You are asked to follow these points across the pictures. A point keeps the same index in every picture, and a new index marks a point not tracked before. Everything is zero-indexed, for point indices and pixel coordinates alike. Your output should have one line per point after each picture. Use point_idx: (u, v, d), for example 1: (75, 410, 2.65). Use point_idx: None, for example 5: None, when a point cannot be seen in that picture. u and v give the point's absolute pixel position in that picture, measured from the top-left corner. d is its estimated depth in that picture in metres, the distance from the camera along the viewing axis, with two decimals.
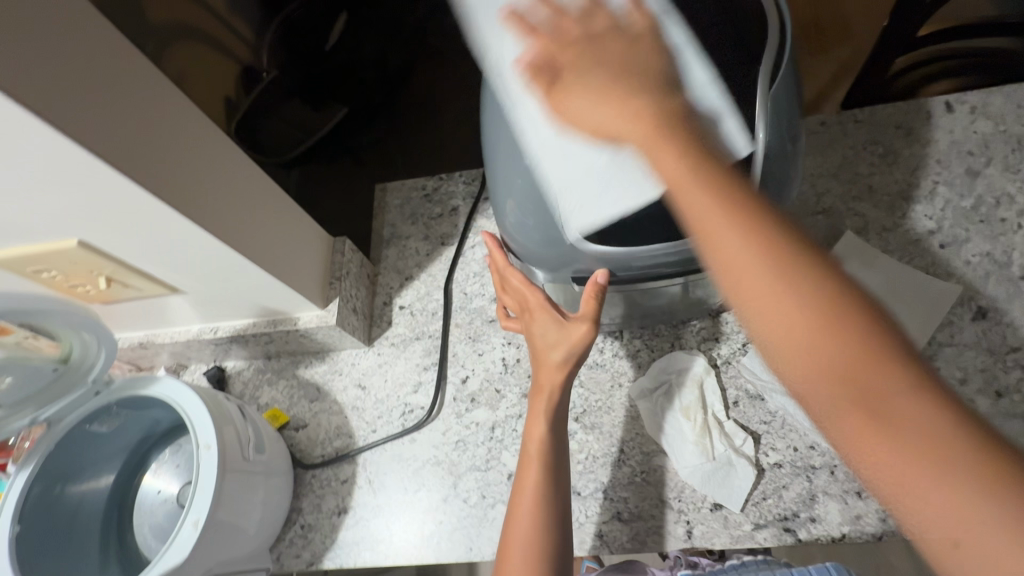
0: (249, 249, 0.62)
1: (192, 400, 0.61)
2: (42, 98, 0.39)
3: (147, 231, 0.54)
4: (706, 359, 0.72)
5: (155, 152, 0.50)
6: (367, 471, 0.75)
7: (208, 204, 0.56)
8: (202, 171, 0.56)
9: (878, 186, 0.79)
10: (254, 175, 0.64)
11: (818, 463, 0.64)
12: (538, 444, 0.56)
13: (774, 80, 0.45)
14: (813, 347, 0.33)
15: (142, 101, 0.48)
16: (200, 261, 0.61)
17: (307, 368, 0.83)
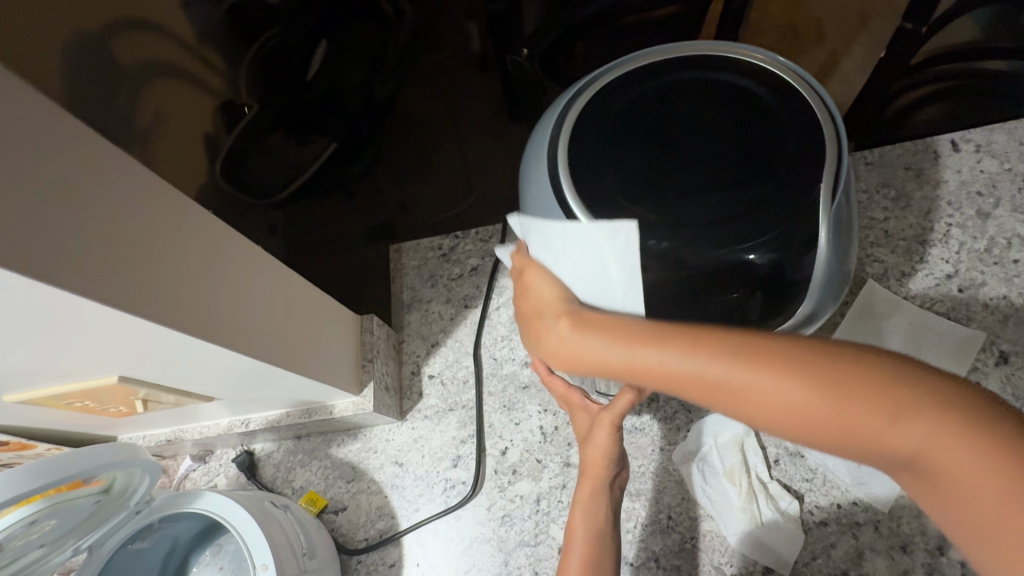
0: (280, 357, 0.60)
1: (241, 516, 0.59)
2: (69, 269, 0.36)
3: (185, 359, 0.52)
4: (744, 419, 0.73)
5: (181, 284, 0.47)
6: (414, 553, 0.74)
7: (233, 324, 0.53)
8: (223, 290, 0.53)
9: (894, 231, 0.81)
10: (275, 275, 0.62)
11: (862, 519, 0.66)
12: (582, 534, 0.56)
13: (834, 196, 0.46)
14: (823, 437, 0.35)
15: (159, 231, 0.46)
16: (237, 374, 0.59)
17: (340, 447, 0.82)
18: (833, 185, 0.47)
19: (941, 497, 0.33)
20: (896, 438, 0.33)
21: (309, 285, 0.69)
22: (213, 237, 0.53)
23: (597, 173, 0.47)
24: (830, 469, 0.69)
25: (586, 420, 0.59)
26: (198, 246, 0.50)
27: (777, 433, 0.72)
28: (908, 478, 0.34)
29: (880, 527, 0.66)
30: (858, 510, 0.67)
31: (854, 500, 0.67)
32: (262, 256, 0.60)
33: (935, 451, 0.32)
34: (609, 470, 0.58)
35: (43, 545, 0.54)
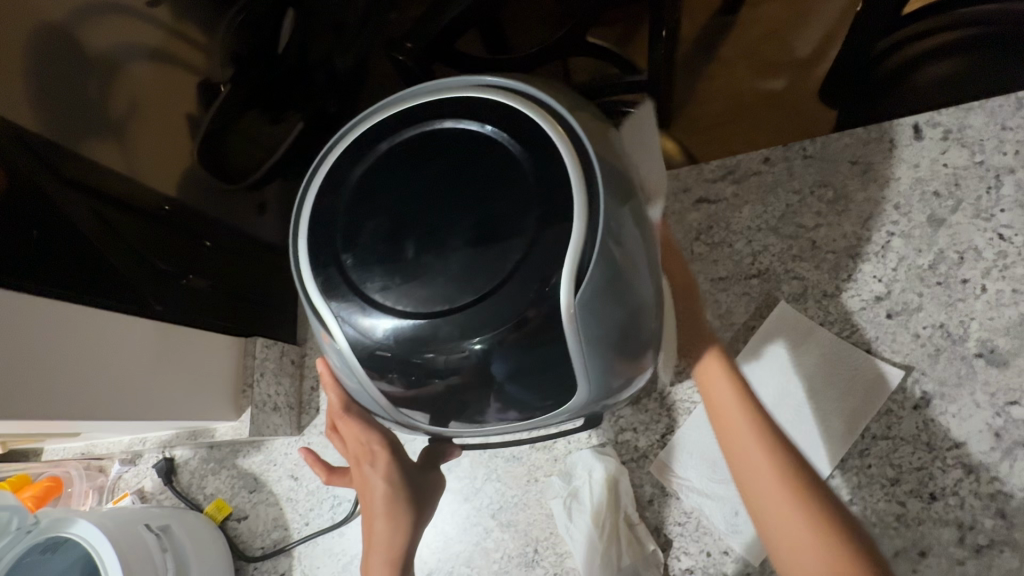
0: (163, 408, 0.68)
1: (104, 546, 0.63)
2: None
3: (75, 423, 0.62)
4: (619, 455, 0.69)
5: (52, 378, 0.57)
6: (302, 564, 0.78)
7: (83, 395, 0.60)
8: (49, 362, 0.57)
9: (822, 241, 0.70)
10: (130, 328, 0.66)
11: (730, 570, 0.62)
12: None
13: (584, 280, 0.38)
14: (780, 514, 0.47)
15: (27, 340, 0.55)
16: (130, 424, 0.68)
17: (246, 458, 0.85)
18: (580, 263, 0.38)
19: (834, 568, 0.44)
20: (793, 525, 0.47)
21: (177, 327, 0.72)
22: (41, 308, 0.57)
23: (338, 244, 0.41)
24: (705, 514, 0.64)
25: (399, 475, 0.50)
26: (78, 338, 0.60)
27: (654, 471, 0.67)
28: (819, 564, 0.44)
29: None
30: (727, 560, 0.62)
31: (725, 549, 0.63)
32: (114, 314, 0.65)
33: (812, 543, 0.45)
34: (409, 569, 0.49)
35: None
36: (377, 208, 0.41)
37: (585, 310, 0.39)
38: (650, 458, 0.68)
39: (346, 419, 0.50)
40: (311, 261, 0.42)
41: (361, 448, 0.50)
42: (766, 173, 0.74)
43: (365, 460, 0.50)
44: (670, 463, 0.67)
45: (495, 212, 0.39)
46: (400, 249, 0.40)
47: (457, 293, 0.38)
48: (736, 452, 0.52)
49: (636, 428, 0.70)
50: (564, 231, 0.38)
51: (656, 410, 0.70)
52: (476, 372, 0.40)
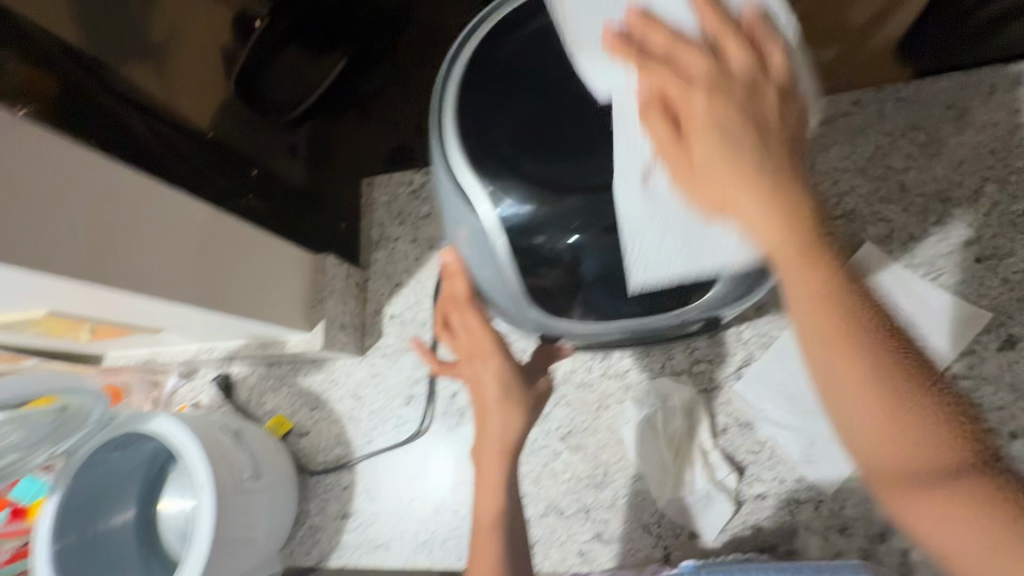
0: (247, 307, 0.67)
1: (185, 439, 0.64)
2: (21, 250, 0.46)
3: (170, 312, 0.62)
4: (696, 385, 0.69)
5: (149, 256, 0.56)
6: (365, 478, 0.79)
7: (174, 278, 0.59)
8: (149, 242, 0.56)
9: (912, 184, 0.69)
10: (224, 231, 0.65)
11: (803, 497, 0.63)
12: (494, 512, 0.53)
13: None
14: (844, 378, 0.38)
15: (130, 217, 0.55)
16: (217, 323, 0.68)
17: (307, 377, 0.86)
18: None
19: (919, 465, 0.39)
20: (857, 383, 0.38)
21: (267, 237, 0.71)
22: (149, 199, 0.57)
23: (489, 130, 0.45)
24: (780, 444, 0.65)
25: (508, 370, 0.53)
26: (174, 223, 0.59)
27: (730, 401, 0.68)
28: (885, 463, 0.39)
29: (821, 507, 0.63)
30: (801, 488, 0.64)
31: (799, 477, 0.64)
32: (213, 216, 0.64)
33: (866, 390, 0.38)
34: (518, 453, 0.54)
35: (18, 449, 0.61)
36: (526, 96, 0.45)
37: None
38: (725, 388, 0.69)
39: (463, 315, 0.54)
40: (461, 140, 0.45)
41: (475, 342, 0.53)
42: (856, 115, 0.73)
43: (478, 355, 0.53)
44: (746, 394, 0.68)
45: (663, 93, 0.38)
46: (554, 135, 0.44)
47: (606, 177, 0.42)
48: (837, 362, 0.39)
49: (712, 360, 0.70)
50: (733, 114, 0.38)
51: (733, 344, 0.70)
52: None
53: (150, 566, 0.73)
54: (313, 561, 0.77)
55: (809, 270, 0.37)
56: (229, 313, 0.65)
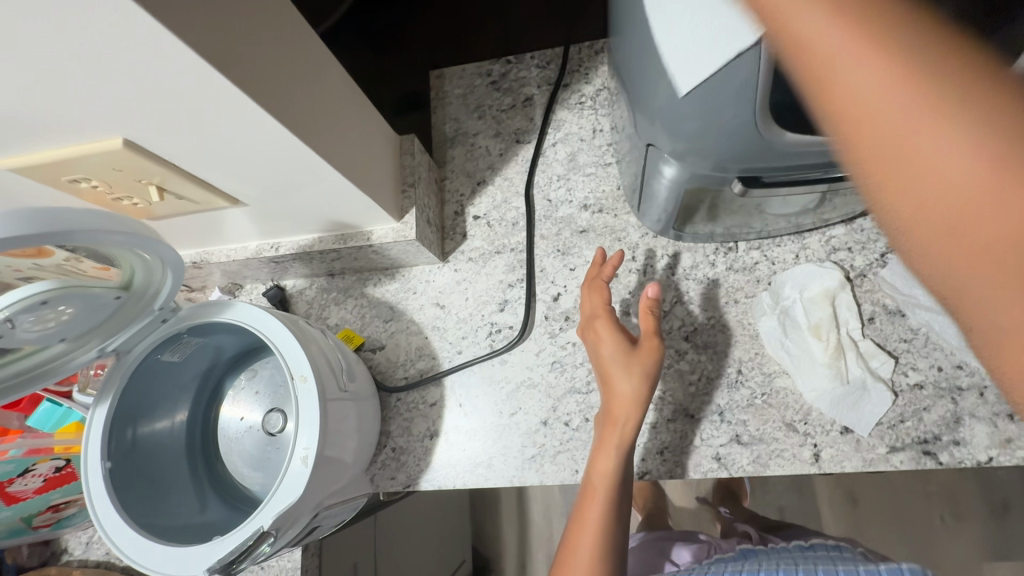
0: (362, 182, 0.57)
1: (276, 327, 0.53)
2: (208, 43, 0.35)
3: (295, 177, 0.52)
4: (840, 272, 0.64)
5: (300, 98, 0.46)
6: (456, 394, 0.70)
7: (318, 132, 0.49)
8: (298, 76, 0.46)
9: None
10: (334, 75, 0.52)
11: (965, 384, 0.58)
12: (604, 477, 0.58)
13: None
14: (860, 91, 0.21)
15: (288, 45, 0.44)
16: (312, 199, 0.57)
17: (377, 286, 0.75)
18: None
19: (994, 318, 0.20)
20: (930, 142, 0.20)
21: (365, 100, 0.59)
22: (278, 6, 0.43)
23: None
24: (936, 330, 0.60)
25: (616, 337, 0.61)
26: (316, 69, 0.49)
27: (876, 289, 0.63)
28: (984, 324, 0.20)
29: (986, 393, 0.58)
30: (962, 374, 0.59)
31: (959, 364, 0.59)
32: (325, 54, 0.51)
33: (947, 170, 0.19)
34: (636, 416, 0.58)
35: (66, 339, 0.50)
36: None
37: None
38: (870, 276, 0.63)
39: (594, 287, 0.65)
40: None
41: (592, 310, 0.63)
42: None
43: (593, 322, 0.63)
44: (895, 280, 0.62)
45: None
46: None
47: None
48: (865, 116, 0.21)
49: (851, 247, 0.65)
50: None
51: (873, 230, 0.64)
52: None
53: (203, 490, 0.64)
54: (400, 487, 0.68)
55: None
56: (341, 175, 0.53)
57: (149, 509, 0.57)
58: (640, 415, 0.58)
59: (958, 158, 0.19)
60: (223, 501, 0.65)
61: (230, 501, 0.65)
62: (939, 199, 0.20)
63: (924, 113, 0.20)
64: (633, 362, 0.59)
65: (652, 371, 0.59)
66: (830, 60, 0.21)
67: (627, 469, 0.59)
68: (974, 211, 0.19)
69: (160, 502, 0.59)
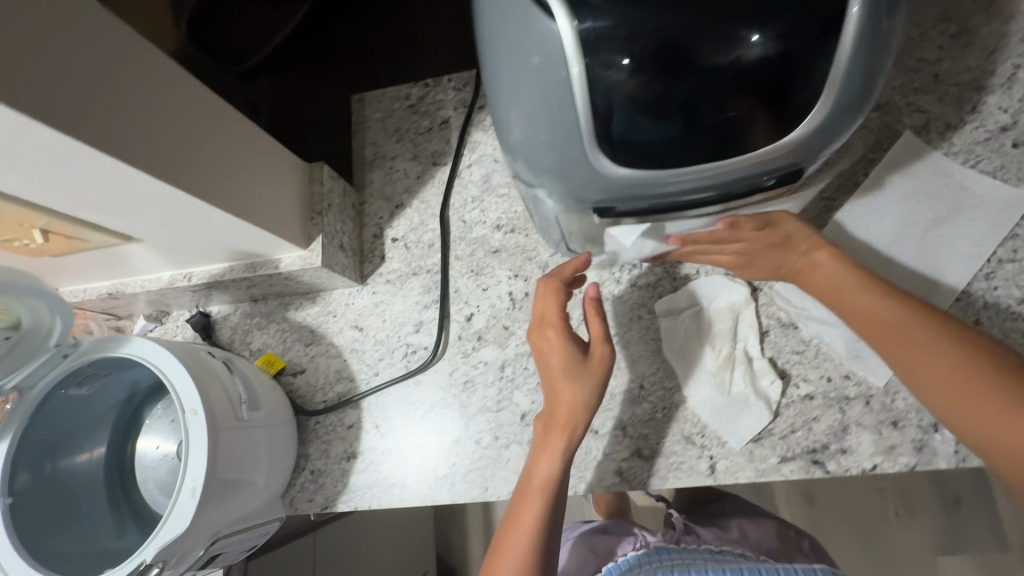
0: (258, 217, 0.58)
1: (170, 363, 0.54)
2: (41, 104, 0.36)
3: (180, 215, 0.53)
4: (747, 287, 0.64)
5: (173, 144, 0.47)
6: (373, 416, 0.71)
7: (199, 173, 0.50)
8: (171, 123, 0.47)
9: (946, 74, 0.67)
10: (218, 112, 0.53)
11: (853, 394, 0.60)
12: (540, 482, 0.57)
13: None
14: (930, 363, 0.48)
15: (157, 95, 0.46)
16: (207, 234, 0.58)
17: (298, 310, 0.77)
18: None
19: (986, 413, 0.45)
20: (970, 375, 0.46)
21: (263, 135, 0.60)
22: (143, 52, 0.45)
23: None
24: (826, 341, 0.62)
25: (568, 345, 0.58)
26: (197, 113, 0.50)
27: (772, 302, 0.64)
28: (958, 405, 0.47)
29: (871, 402, 0.60)
30: (850, 384, 0.60)
31: (847, 374, 0.61)
32: (209, 94, 0.52)
33: (949, 359, 0.48)
34: (581, 424, 0.57)
35: None
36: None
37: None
38: (767, 289, 0.65)
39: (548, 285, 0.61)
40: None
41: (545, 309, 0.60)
42: None
43: (544, 322, 0.60)
44: (789, 293, 0.64)
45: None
46: None
47: None
48: (921, 362, 0.49)
49: None
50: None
51: None
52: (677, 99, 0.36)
53: (122, 513, 0.65)
54: (318, 509, 0.69)
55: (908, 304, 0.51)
56: (228, 213, 0.54)
57: (59, 543, 0.58)
58: (584, 423, 0.57)
59: (959, 369, 0.47)
60: (142, 529, 0.65)
61: (149, 529, 0.65)
62: (971, 381, 0.46)
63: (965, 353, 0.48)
64: (586, 375, 0.57)
65: (601, 377, 0.58)
66: (917, 353, 0.49)
67: (566, 472, 0.58)
68: (944, 374, 0.48)
69: (73, 534, 0.59)
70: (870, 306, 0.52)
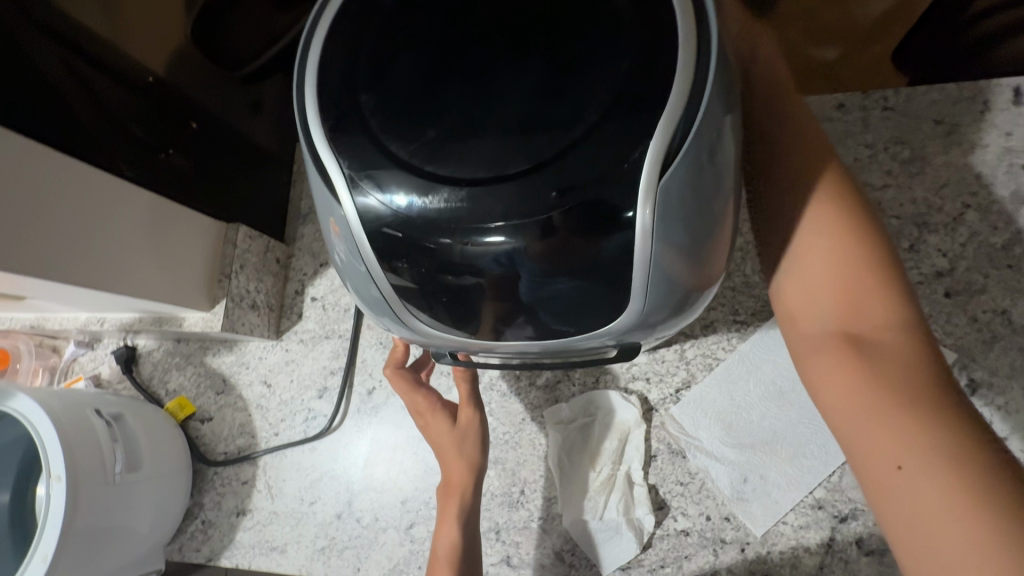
0: (147, 287, 0.60)
1: (42, 426, 0.56)
2: None
3: (58, 288, 0.54)
4: (640, 407, 0.63)
5: (36, 234, 0.49)
6: (266, 475, 0.72)
7: (67, 255, 0.52)
8: (35, 212, 0.48)
9: (888, 204, 0.62)
10: (100, 191, 0.54)
11: (729, 538, 0.58)
12: (448, 547, 0.50)
13: (674, 164, 0.33)
14: (884, 439, 0.35)
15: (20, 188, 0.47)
16: (98, 300, 0.60)
17: (215, 356, 0.78)
18: (669, 152, 0.32)
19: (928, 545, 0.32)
20: (930, 478, 0.33)
21: (162, 204, 0.61)
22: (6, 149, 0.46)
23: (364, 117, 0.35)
24: (711, 477, 0.59)
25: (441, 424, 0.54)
26: (71, 196, 0.52)
27: (664, 426, 0.62)
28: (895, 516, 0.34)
29: (746, 550, 0.57)
30: (728, 527, 0.58)
31: (727, 515, 0.58)
32: (92, 177, 0.54)
33: (920, 446, 0.34)
34: (471, 481, 0.52)
35: None
36: (428, 36, 0.36)
37: (670, 200, 0.33)
38: (662, 411, 0.63)
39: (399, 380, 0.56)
40: (323, 116, 0.36)
41: (410, 403, 0.56)
42: (836, 122, 0.65)
43: (417, 414, 0.56)
44: (682, 420, 0.61)
45: (583, 88, 0.33)
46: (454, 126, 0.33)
47: (506, 161, 0.32)
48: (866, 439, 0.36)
49: (649, 378, 0.64)
50: (654, 107, 0.32)
51: (674, 362, 0.64)
52: (477, 283, 0.35)
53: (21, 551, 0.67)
54: (202, 559, 0.71)
55: (892, 356, 0.37)
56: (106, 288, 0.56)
57: None
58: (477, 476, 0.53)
59: (907, 457, 0.34)
60: None
61: None
62: (924, 486, 0.33)
63: (934, 443, 0.33)
64: (462, 437, 0.54)
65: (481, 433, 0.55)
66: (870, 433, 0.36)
67: (473, 532, 0.52)
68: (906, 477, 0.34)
69: None
70: (839, 347, 0.39)
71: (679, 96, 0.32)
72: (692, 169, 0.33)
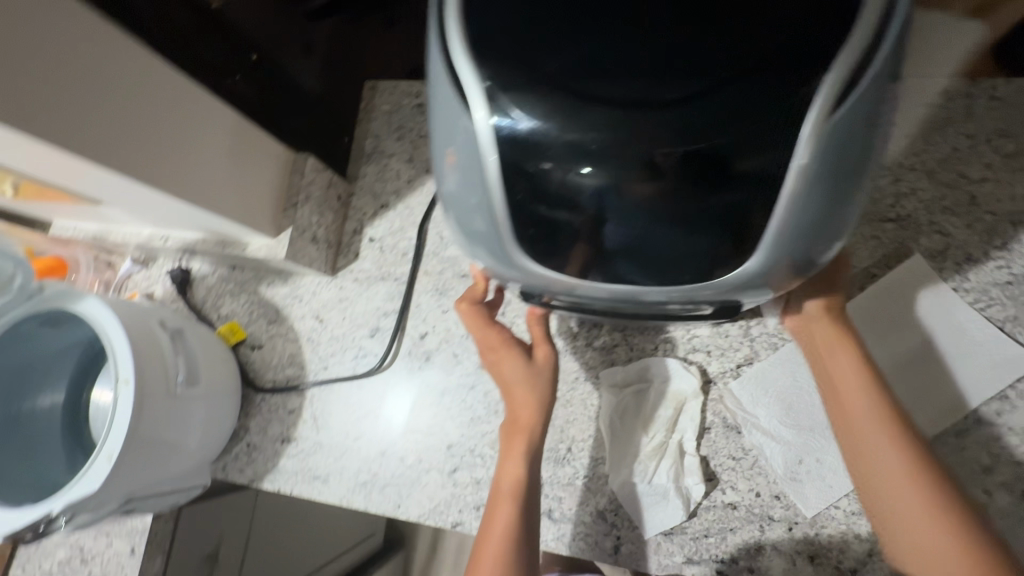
0: (222, 205, 0.59)
1: (112, 330, 0.57)
2: None
3: (137, 194, 0.54)
4: (699, 379, 0.62)
5: (126, 133, 0.48)
6: (313, 407, 0.73)
7: (152, 160, 0.51)
8: (126, 110, 0.48)
9: (983, 198, 0.60)
10: (185, 100, 0.54)
11: (777, 516, 0.57)
12: (513, 481, 0.52)
13: (833, 113, 0.31)
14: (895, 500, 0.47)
15: (113, 83, 0.46)
16: (172, 213, 0.60)
17: (269, 286, 0.78)
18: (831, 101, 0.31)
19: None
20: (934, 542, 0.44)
21: (240, 123, 0.60)
22: (105, 42, 0.45)
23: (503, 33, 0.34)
24: (765, 455, 0.59)
25: (516, 361, 0.54)
26: (159, 101, 0.51)
27: (721, 400, 0.61)
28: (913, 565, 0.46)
29: (794, 530, 0.57)
30: (777, 505, 0.58)
31: (777, 494, 0.58)
32: (179, 84, 0.53)
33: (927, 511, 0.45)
34: (541, 422, 0.53)
35: None
36: None
37: (822, 152, 0.32)
38: (720, 385, 0.62)
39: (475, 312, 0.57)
40: (465, 25, 0.35)
41: (483, 336, 0.56)
42: (939, 108, 0.62)
43: (489, 349, 0.56)
44: (741, 396, 0.60)
45: (740, 27, 0.31)
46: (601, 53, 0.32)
47: (652, 94, 0.31)
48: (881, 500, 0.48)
49: (710, 351, 0.63)
50: (812, 56, 0.31)
51: (738, 338, 0.62)
52: (599, 220, 0.34)
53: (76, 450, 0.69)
54: (246, 480, 0.73)
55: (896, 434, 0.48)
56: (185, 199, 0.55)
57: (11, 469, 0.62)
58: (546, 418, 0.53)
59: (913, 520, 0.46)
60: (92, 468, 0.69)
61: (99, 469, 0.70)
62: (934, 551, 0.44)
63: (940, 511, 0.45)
64: (537, 374, 0.54)
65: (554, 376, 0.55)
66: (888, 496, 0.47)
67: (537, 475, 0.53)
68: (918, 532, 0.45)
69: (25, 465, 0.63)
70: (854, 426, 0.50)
71: (851, 48, 0.31)
72: (849, 124, 0.32)
